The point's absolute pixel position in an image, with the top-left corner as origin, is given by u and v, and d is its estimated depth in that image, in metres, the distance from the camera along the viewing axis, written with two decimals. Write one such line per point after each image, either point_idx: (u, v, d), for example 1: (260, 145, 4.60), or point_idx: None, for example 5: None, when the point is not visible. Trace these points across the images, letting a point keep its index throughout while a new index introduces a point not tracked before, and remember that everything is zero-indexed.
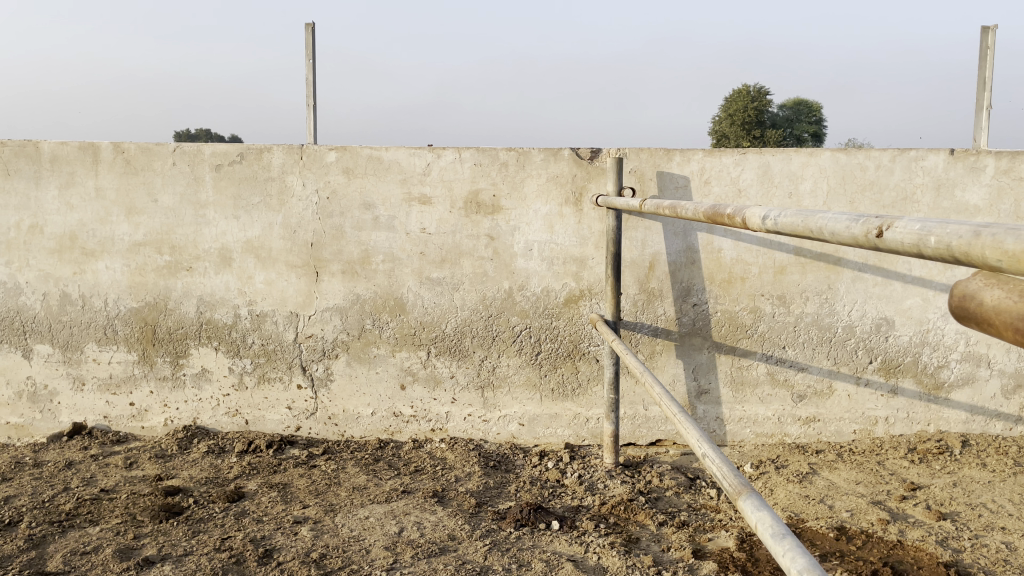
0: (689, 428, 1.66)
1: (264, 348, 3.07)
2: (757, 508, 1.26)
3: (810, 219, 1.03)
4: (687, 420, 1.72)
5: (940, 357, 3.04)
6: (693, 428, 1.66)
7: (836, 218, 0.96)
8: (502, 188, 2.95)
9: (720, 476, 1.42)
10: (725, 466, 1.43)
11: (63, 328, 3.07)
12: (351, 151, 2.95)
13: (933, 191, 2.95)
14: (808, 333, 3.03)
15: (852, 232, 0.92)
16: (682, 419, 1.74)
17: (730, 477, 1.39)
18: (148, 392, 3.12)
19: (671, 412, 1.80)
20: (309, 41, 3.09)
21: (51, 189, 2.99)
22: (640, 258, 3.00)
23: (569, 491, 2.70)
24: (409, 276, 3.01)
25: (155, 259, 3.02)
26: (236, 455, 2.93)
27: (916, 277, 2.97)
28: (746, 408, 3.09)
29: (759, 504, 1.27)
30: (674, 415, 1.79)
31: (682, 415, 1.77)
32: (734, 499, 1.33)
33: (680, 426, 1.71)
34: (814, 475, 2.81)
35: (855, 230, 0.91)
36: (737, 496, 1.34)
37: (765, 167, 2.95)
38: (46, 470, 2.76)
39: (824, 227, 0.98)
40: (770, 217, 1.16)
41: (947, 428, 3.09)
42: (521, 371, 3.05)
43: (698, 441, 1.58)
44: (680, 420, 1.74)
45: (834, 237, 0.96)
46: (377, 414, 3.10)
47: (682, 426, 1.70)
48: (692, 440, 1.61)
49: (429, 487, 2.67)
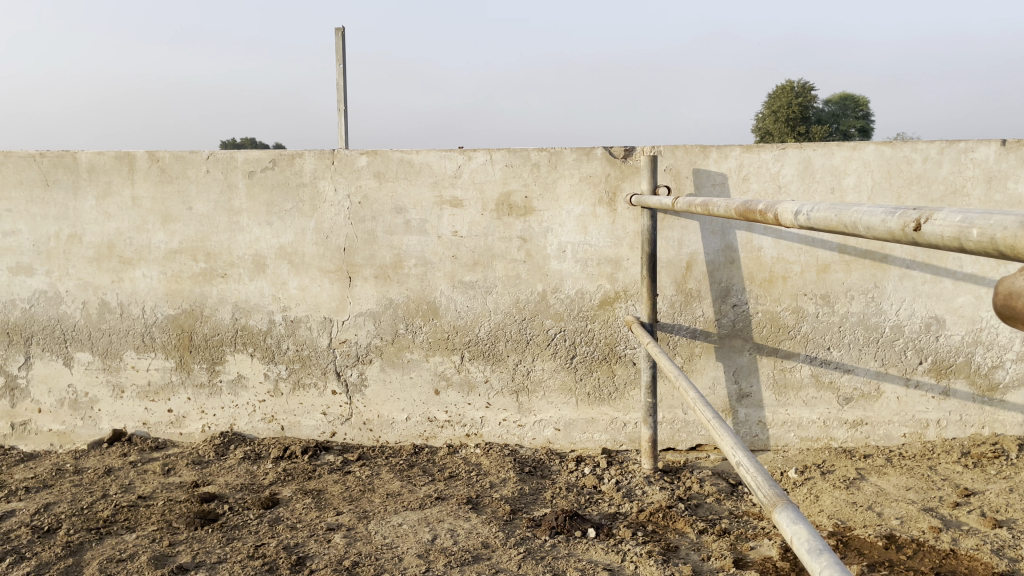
0: (723, 435, 1.60)
1: (299, 354, 3.07)
2: (793, 521, 1.19)
3: (843, 212, 0.95)
4: (722, 426, 1.66)
5: (995, 357, 2.91)
6: (727, 434, 1.59)
7: (871, 211, 0.89)
8: (534, 189, 2.91)
9: (755, 486, 1.35)
10: (760, 475, 1.36)
11: (102, 336, 3.11)
12: (382, 155, 2.93)
13: (984, 183, 2.82)
14: (853, 333, 2.93)
15: (888, 226, 0.84)
16: (716, 425, 1.67)
17: (764, 488, 1.32)
18: (185, 399, 3.14)
19: (705, 418, 1.73)
20: (338, 45, 3.09)
21: (89, 199, 3.04)
22: (677, 258, 2.93)
23: (606, 497, 2.64)
24: (442, 279, 2.98)
25: (191, 266, 3.04)
26: (272, 462, 2.93)
27: (967, 274, 2.85)
28: (790, 411, 3.00)
29: (795, 517, 1.19)
30: (709, 421, 1.72)
31: (717, 421, 1.70)
32: (769, 511, 1.26)
33: (715, 432, 1.65)
34: (862, 481, 2.70)
35: (891, 224, 0.84)
36: (772, 507, 1.27)
37: (806, 162, 2.87)
38: (86, 477, 2.79)
39: (859, 222, 0.90)
40: (802, 212, 1.08)
41: (1002, 432, 2.95)
42: (556, 375, 3.00)
43: (732, 448, 1.52)
44: (715, 426, 1.67)
45: (869, 232, 0.89)
46: (412, 419, 3.08)
47: (716, 432, 1.63)
48: (725, 447, 1.54)
49: (463, 493, 2.63)
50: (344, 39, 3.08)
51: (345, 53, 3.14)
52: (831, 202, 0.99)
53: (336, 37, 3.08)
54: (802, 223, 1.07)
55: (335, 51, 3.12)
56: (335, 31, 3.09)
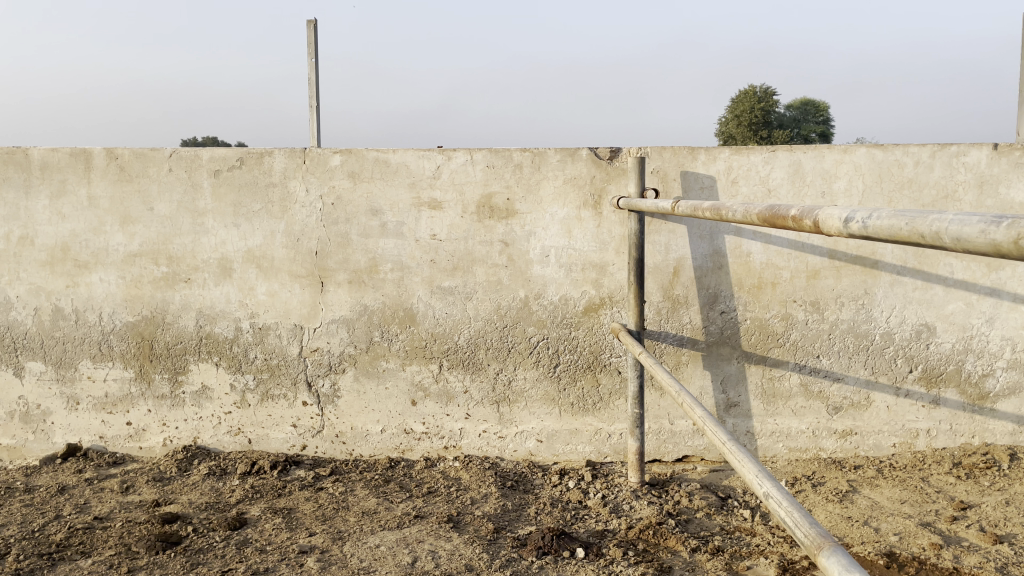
0: (745, 463, 1.49)
1: (267, 363, 2.91)
2: (846, 567, 1.06)
3: (918, 221, 0.83)
4: (741, 452, 1.55)
5: (985, 366, 2.85)
6: (749, 462, 1.48)
7: (963, 220, 0.77)
8: (516, 190, 2.79)
9: (791, 524, 1.23)
10: (797, 512, 1.24)
11: (55, 344, 2.92)
12: (357, 154, 2.79)
13: (976, 188, 2.77)
14: (843, 341, 2.85)
15: (992, 238, 0.72)
16: (734, 449, 1.56)
17: (805, 527, 1.20)
18: (146, 411, 2.96)
19: (720, 441, 1.62)
20: (310, 39, 2.94)
21: (41, 199, 2.85)
22: (663, 263, 2.83)
23: (593, 514, 2.53)
24: (419, 284, 2.84)
25: (151, 270, 2.87)
26: (239, 478, 2.76)
27: (958, 280, 2.80)
28: (779, 421, 2.91)
29: (847, 563, 1.07)
30: (725, 445, 1.61)
31: (734, 445, 1.59)
32: (813, 554, 1.14)
33: (734, 458, 1.54)
34: (855, 494, 2.63)
35: (997, 235, 0.72)
36: (816, 551, 1.14)
37: (797, 165, 2.78)
38: (37, 497, 2.60)
39: (944, 228, 0.79)
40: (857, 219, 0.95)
41: (992, 441, 2.90)
42: (539, 384, 2.88)
43: (758, 478, 1.40)
44: (733, 452, 1.55)
45: (961, 245, 0.77)
46: (387, 431, 2.94)
47: (736, 458, 1.52)
48: (749, 476, 1.43)
49: (443, 510, 2.50)
50: (317, 31, 2.93)
51: (317, 47, 2.99)
52: (897, 208, 0.87)
53: (308, 29, 2.93)
54: (856, 230, 0.94)
55: (307, 44, 2.97)
56: (306, 22, 2.94)
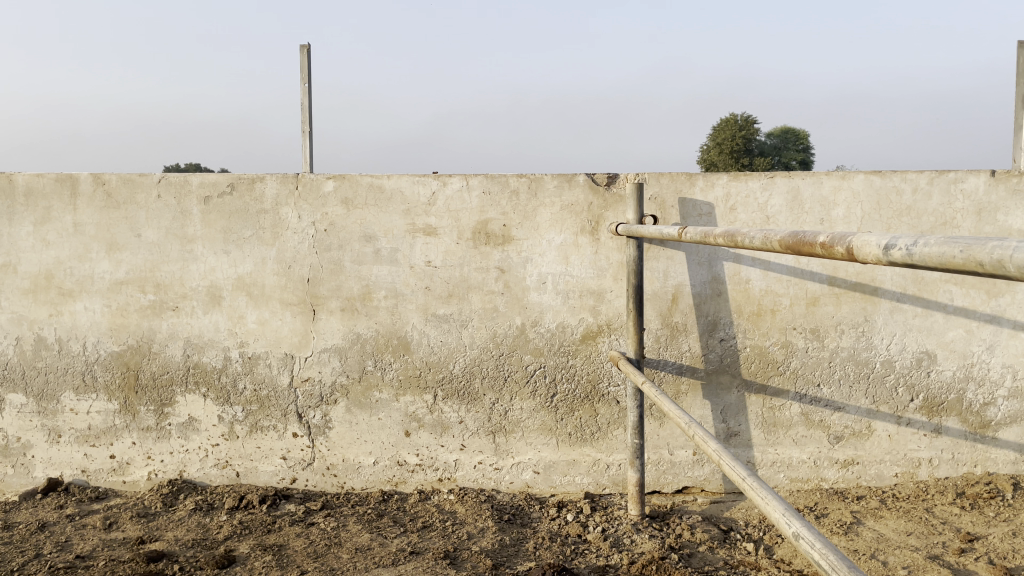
0: (769, 499, 1.44)
1: (257, 394, 2.83)
2: None
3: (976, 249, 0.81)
4: (763, 488, 1.50)
5: (987, 394, 2.82)
6: (773, 499, 1.44)
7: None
8: (513, 217, 2.74)
9: (827, 569, 1.19)
10: (832, 555, 1.20)
11: (37, 375, 2.83)
12: (351, 180, 2.74)
13: (974, 215, 2.75)
14: (844, 369, 2.82)
15: None
16: (756, 485, 1.52)
17: (844, 570, 1.16)
18: (130, 443, 2.87)
19: (739, 476, 1.57)
20: (303, 64, 2.91)
21: (25, 226, 2.77)
22: (662, 290, 2.79)
23: (593, 548, 2.45)
24: (414, 312, 2.79)
25: (138, 298, 2.79)
26: (226, 513, 2.67)
27: (958, 307, 2.77)
28: (780, 451, 2.86)
29: None
30: (744, 481, 1.56)
31: (754, 480, 1.55)
32: None
33: (755, 494, 1.49)
34: (859, 526, 2.57)
35: None
36: None
37: (795, 192, 2.76)
38: (16, 534, 2.50)
39: (1007, 257, 0.76)
40: (901, 245, 0.93)
41: (995, 470, 2.86)
42: (536, 415, 2.82)
43: (785, 517, 1.36)
44: (754, 488, 1.51)
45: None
46: (380, 463, 2.86)
47: (758, 494, 1.48)
48: (775, 515, 1.38)
49: (439, 546, 2.42)
50: (310, 56, 2.89)
51: (311, 72, 2.96)
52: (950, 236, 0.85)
53: (302, 54, 2.90)
54: (899, 258, 0.93)
55: (300, 68, 2.93)
56: (299, 48, 2.91)
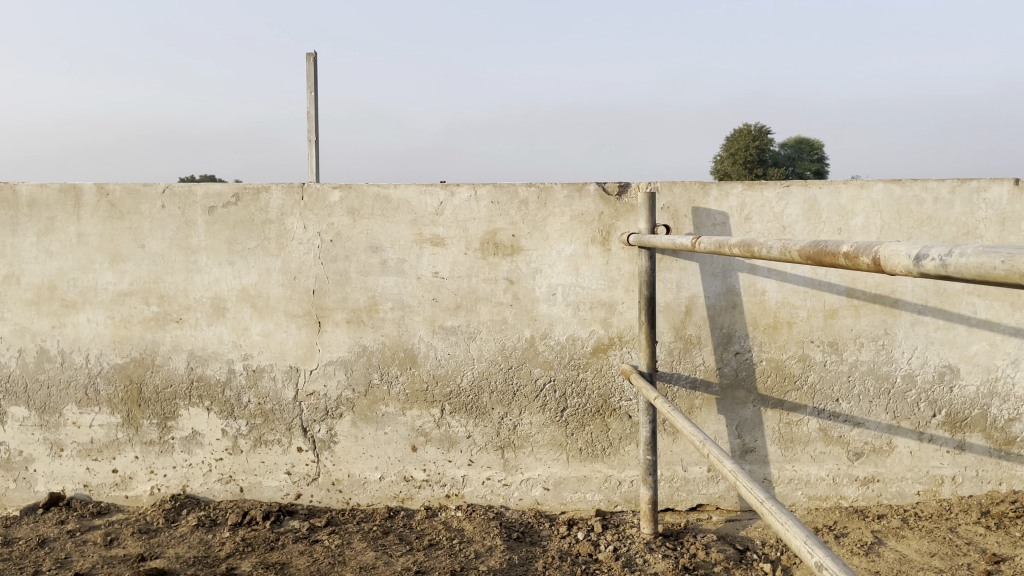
0: (789, 525, 1.37)
1: (261, 408, 2.78)
2: None
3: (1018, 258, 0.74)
4: (782, 513, 1.43)
5: (1012, 410, 2.73)
6: (795, 525, 1.36)
7: None
8: (521, 227, 2.68)
9: None
10: None
11: (40, 388, 2.79)
12: (357, 190, 2.70)
13: (998, 225, 2.67)
14: (863, 384, 2.73)
15: None
16: (774, 510, 1.45)
17: None
18: (133, 457, 2.82)
19: (758, 500, 1.50)
20: (309, 73, 2.88)
21: (28, 236, 2.74)
22: (675, 302, 2.72)
23: (604, 568, 2.38)
24: (421, 324, 2.73)
25: (141, 310, 2.75)
26: (229, 529, 2.62)
27: (982, 320, 2.69)
28: (797, 468, 2.78)
29: None
30: (763, 504, 1.49)
31: (773, 504, 1.47)
32: None
33: (775, 519, 1.42)
34: (881, 546, 2.49)
35: None
36: None
37: (812, 201, 2.69)
38: (16, 550, 2.45)
39: None
40: (934, 257, 0.86)
41: (1021, 488, 2.76)
42: (545, 429, 2.75)
43: (807, 545, 1.28)
44: (773, 513, 1.43)
45: None
46: (386, 479, 2.80)
47: (778, 520, 1.40)
48: (796, 543, 1.31)
49: (445, 565, 2.35)
50: (316, 64, 2.86)
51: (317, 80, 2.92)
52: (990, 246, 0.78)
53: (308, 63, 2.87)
54: (932, 270, 0.86)
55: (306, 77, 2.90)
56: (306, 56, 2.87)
